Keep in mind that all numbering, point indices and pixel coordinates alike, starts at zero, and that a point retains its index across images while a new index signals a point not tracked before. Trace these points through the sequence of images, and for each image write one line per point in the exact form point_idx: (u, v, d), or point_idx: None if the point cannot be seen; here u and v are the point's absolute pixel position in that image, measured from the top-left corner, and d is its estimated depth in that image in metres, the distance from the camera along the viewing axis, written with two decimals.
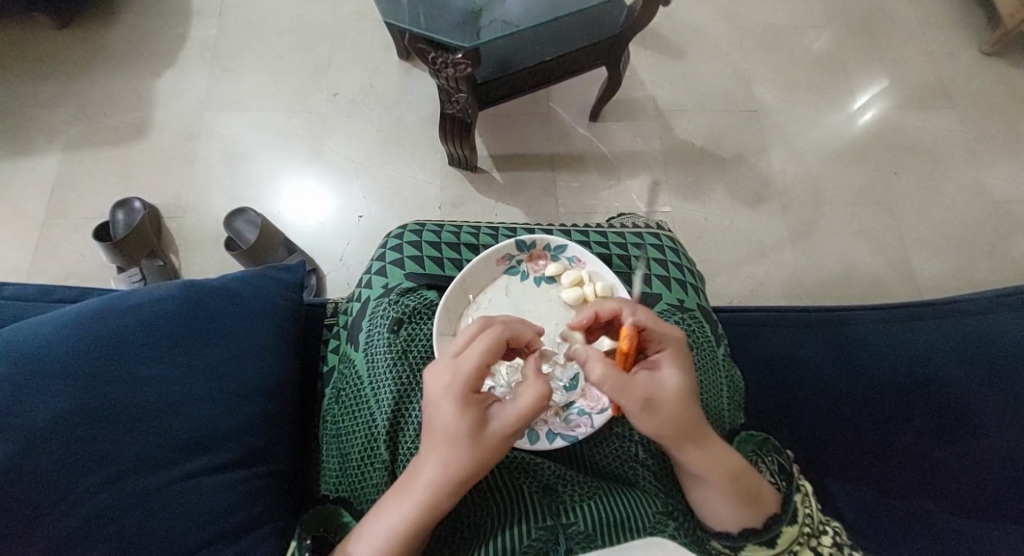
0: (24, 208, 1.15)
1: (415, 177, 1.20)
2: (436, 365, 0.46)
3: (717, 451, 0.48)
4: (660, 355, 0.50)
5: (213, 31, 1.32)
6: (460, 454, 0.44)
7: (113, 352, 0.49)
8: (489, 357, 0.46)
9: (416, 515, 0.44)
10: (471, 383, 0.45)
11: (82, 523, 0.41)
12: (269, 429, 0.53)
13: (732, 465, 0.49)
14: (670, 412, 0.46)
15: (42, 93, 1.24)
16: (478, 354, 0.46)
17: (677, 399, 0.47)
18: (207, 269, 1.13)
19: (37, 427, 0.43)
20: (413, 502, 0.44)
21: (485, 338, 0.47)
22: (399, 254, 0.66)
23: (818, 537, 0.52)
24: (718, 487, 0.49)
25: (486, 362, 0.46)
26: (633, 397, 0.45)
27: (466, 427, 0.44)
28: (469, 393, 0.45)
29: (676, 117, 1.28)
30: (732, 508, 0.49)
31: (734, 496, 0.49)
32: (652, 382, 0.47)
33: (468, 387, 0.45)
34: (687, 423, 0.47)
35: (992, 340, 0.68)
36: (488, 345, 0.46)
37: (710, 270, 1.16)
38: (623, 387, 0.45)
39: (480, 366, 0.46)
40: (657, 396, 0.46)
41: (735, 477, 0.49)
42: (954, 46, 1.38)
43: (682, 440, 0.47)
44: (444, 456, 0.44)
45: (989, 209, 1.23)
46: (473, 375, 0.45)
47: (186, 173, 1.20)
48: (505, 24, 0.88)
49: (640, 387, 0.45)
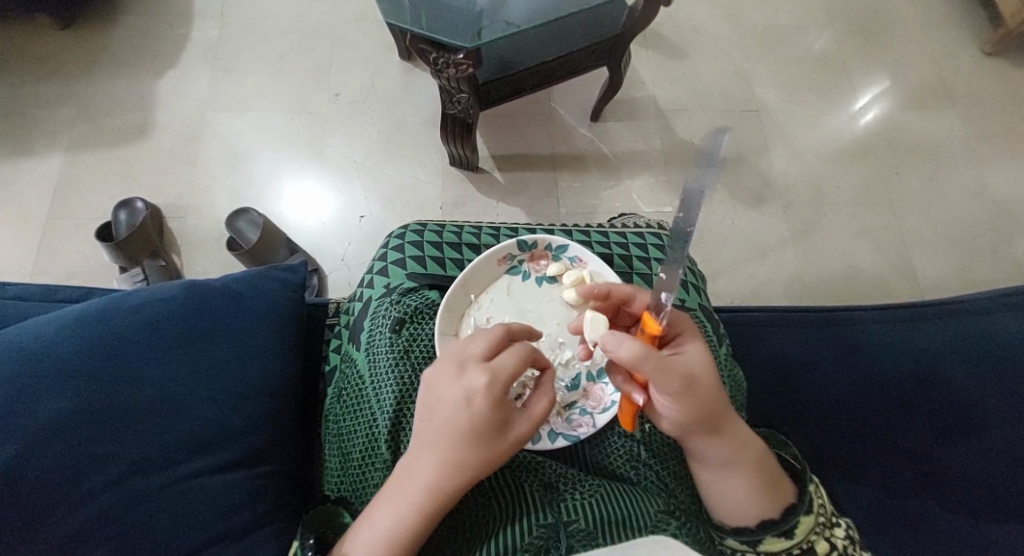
0: (26, 209, 1.16)
1: (416, 177, 1.20)
2: (468, 366, 0.46)
3: (742, 439, 0.49)
4: (678, 337, 0.49)
5: (214, 32, 1.32)
6: (476, 457, 0.44)
7: (117, 352, 0.49)
8: (522, 366, 0.46)
9: (415, 518, 0.44)
10: (505, 389, 0.45)
11: (85, 523, 0.41)
12: (272, 429, 0.53)
13: (755, 454, 0.49)
14: (705, 395, 0.46)
15: (44, 93, 1.25)
16: (512, 363, 0.46)
17: (711, 381, 0.47)
18: (209, 269, 1.13)
19: (39, 428, 0.43)
20: (411, 505, 0.44)
21: (516, 350, 0.47)
22: (400, 255, 0.66)
23: (831, 528, 0.51)
24: (743, 476, 0.49)
25: (519, 371, 0.46)
26: (675, 379, 0.44)
27: (488, 432, 0.44)
28: (501, 398, 0.45)
29: (677, 117, 1.28)
30: (754, 498, 0.49)
31: (755, 485, 0.49)
32: (684, 362, 0.46)
33: (502, 393, 0.45)
34: (716, 405, 0.47)
35: (994, 339, 0.68)
36: (523, 355, 0.47)
37: (711, 270, 1.16)
38: (665, 367, 0.43)
39: (513, 374, 0.46)
40: (694, 377, 0.45)
41: (760, 464, 0.50)
42: (955, 46, 1.37)
43: (714, 429, 0.47)
44: (461, 458, 0.44)
45: (990, 209, 1.23)
46: (506, 381, 0.45)
47: (188, 173, 1.20)
48: (506, 24, 0.89)
49: (678, 368, 0.44)
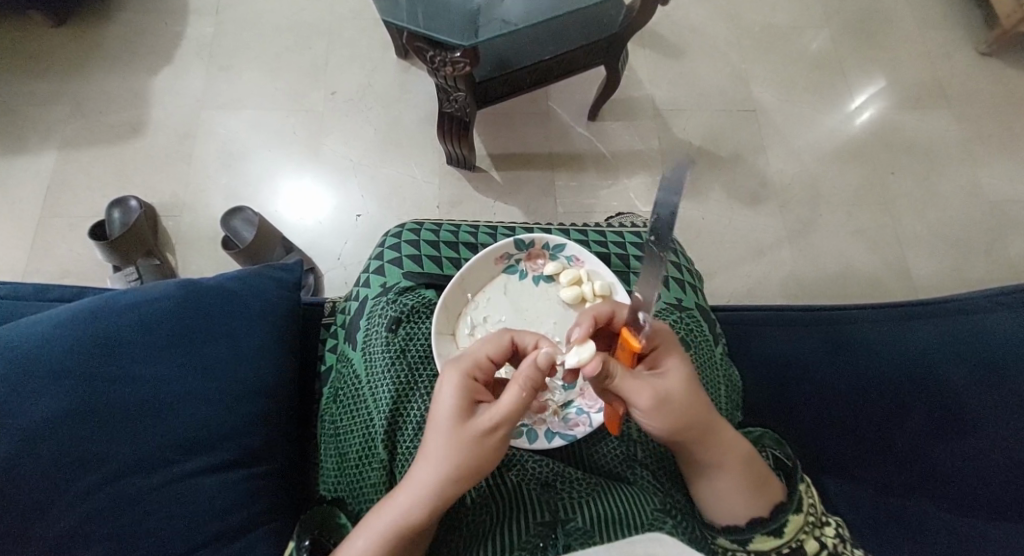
0: (19, 207, 1.15)
1: (413, 177, 1.20)
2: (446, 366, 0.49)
3: (726, 440, 0.48)
4: (655, 355, 0.48)
5: (209, 29, 1.31)
6: (449, 442, 0.42)
7: (109, 352, 0.48)
8: (489, 352, 0.48)
9: (416, 505, 0.42)
10: (472, 373, 0.47)
11: (80, 523, 0.41)
12: (268, 428, 0.52)
13: (744, 452, 0.49)
14: (680, 397, 0.46)
15: (39, 91, 1.23)
16: (477, 351, 0.48)
17: (688, 387, 0.46)
18: (205, 268, 1.13)
19: (33, 428, 0.42)
20: (412, 493, 0.43)
21: (491, 337, 0.49)
22: (397, 253, 0.65)
23: (822, 528, 0.51)
24: (731, 472, 0.48)
25: (488, 357, 0.48)
26: (646, 399, 0.45)
27: (458, 410, 0.44)
28: (461, 384, 0.46)
29: (675, 117, 1.28)
30: (745, 494, 0.49)
31: (743, 479, 0.49)
32: (657, 378, 0.46)
33: (467, 376, 0.46)
34: (698, 406, 0.46)
35: (991, 338, 0.68)
36: (490, 341, 0.49)
37: (709, 269, 1.16)
38: (623, 385, 0.45)
39: (477, 362, 0.47)
40: (666, 392, 0.45)
41: (747, 461, 0.49)
42: (952, 47, 1.38)
43: (699, 433, 0.47)
44: (438, 446, 0.43)
45: (986, 209, 1.23)
46: (468, 369, 0.47)
47: (182, 172, 1.19)
48: (503, 23, 0.88)
49: (649, 383, 0.45)
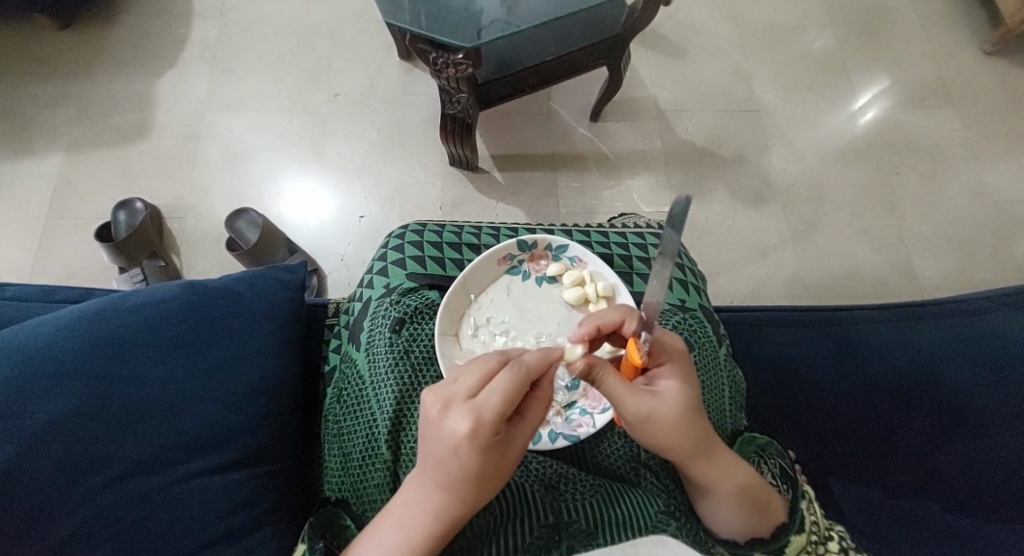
0: (26, 209, 1.16)
1: (416, 178, 1.20)
2: (451, 406, 0.41)
3: (724, 467, 0.48)
4: (659, 369, 0.48)
5: (213, 32, 1.32)
6: (485, 491, 0.43)
7: (115, 352, 0.49)
8: (513, 402, 0.41)
9: (434, 531, 0.43)
10: (491, 430, 0.41)
11: (84, 523, 0.41)
12: (273, 428, 0.52)
13: (743, 478, 0.49)
14: (677, 423, 0.45)
15: (45, 93, 1.24)
16: (499, 402, 0.41)
17: (687, 412, 0.46)
18: (208, 269, 1.13)
19: (36, 428, 0.43)
20: (433, 521, 0.43)
21: (507, 383, 0.41)
22: (400, 255, 0.66)
23: (825, 544, 0.52)
24: (728, 499, 0.49)
25: (509, 406, 0.41)
26: (630, 414, 0.45)
27: (492, 469, 0.42)
28: (487, 439, 0.41)
29: (677, 117, 1.28)
30: (741, 518, 0.50)
31: (738, 503, 0.49)
32: (657, 399, 0.46)
33: (490, 435, 0.41)
34: (695, 432, 0.46)
35: (992, 340, 0.68)
36: (510, 390, 0.41)
37: (711, 270, 1.16)
38: (615, 394, 0.45)
39: (502, 413, 0.41)
40: (661, 410, 0.45)
41: (747, 488, 0.49)
42: (955, 46, 1.37)
43: (691, 455, 0.47)
44: (474, 494, 0.43)
45: (991, 209, 1.23)
46: (494, 423, 0.41)
47: (186, 173, 1.20)
48: (505, 24, 0.88)
49: (645, 401, 0.45)
